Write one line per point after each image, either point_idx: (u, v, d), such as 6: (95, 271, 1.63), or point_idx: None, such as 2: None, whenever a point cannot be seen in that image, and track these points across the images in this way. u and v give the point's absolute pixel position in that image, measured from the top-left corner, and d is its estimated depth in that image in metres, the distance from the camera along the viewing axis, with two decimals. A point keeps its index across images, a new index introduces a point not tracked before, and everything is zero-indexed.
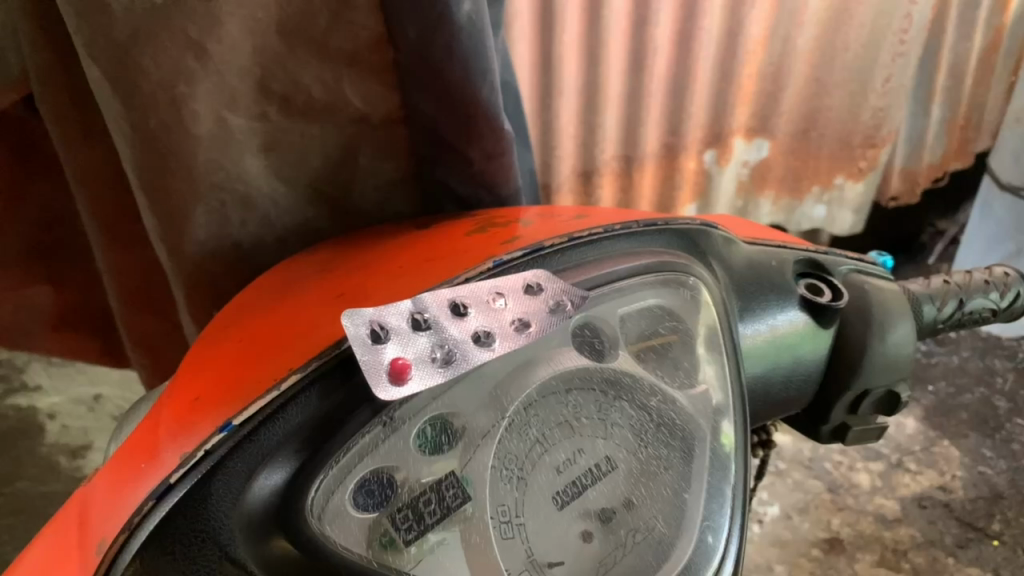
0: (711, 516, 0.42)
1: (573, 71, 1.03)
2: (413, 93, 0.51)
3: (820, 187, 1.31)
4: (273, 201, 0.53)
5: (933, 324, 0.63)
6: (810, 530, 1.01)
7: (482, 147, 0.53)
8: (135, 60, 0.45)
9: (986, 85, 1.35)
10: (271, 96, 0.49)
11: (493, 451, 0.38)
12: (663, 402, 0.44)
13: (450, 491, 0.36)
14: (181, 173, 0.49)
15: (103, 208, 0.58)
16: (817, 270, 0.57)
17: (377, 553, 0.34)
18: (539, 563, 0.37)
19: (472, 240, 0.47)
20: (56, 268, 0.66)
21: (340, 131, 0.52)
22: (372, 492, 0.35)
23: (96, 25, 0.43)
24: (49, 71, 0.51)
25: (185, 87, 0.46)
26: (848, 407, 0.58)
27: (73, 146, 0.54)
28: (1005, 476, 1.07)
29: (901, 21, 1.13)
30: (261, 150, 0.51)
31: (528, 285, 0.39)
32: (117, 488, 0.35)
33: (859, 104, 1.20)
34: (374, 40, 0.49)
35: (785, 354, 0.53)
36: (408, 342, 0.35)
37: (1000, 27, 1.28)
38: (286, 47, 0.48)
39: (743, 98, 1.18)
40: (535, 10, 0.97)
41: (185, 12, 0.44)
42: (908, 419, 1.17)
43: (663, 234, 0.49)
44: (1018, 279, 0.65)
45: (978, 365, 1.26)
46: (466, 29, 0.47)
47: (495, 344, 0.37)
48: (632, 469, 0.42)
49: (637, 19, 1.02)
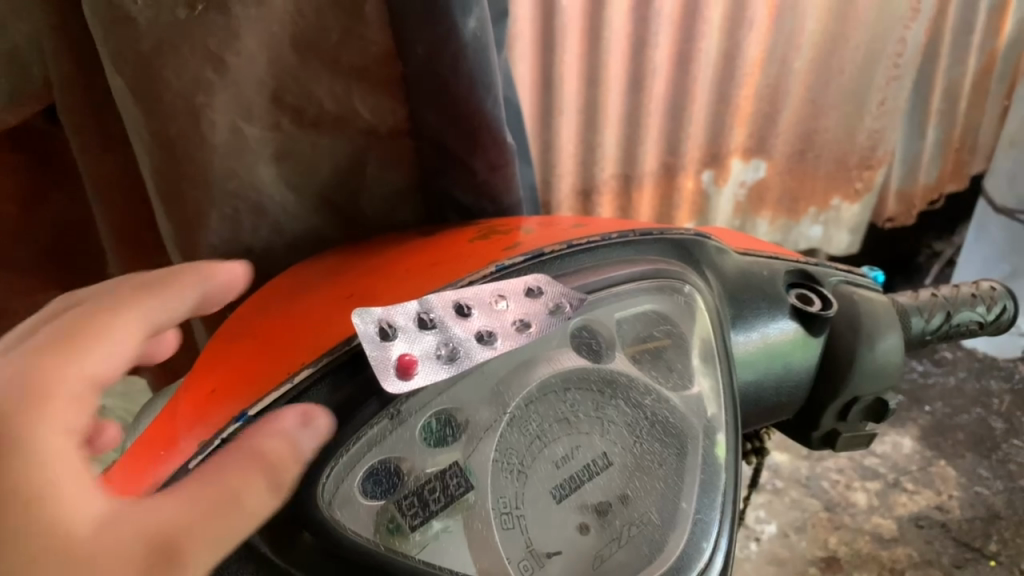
0: (703, 510, 0.44)
1: (572, 91, 1.06)
2: (420, 107, 0.54)
3: (817, 209, 1.34)
4: (284, 208, 0.55)
5: (922, 335, 0.65)
6: (807, 548, 1.02)
7: (486, 159, 0.56)
8: (158, 71, 0.47)
9: (979, 108, 1.37)
10: (284, 107, 0.51)
11: (495, 444, 0.40)
12: (658, 402, 0.46)
13: (454, 481, 0.38)
14: (196, 180, 0.51)
15: (117, 215, 0.60)
16: (807, 281, 0.59)
17: (385, 537, 0.35)
18: (538, 552, 0.39)
19: (475, 246, 0.49)
20: (69, 274, 0.68)
21: (350, 141, 0.55)
22: (381, 480, 0.37)
23: (123, 39, 0.46)
24: (70, 83, 0.53)
25: (204, 97, 0.48)
26: (838, 414, 0.59)
27: (89, 154, 0.56)
28: (1002, 496, 1.08)
29: (895, 45, 1.17)
30: (274, 159, 0.53)
31: (529, 288, 0.42)
32: (136, 475, 0.36)
33: (855, 126, 1.24)
34: (384, 55, 0.51)
35: (776, 361, 0.55)
36: (415, 339, 0.37)
37: (993, 51, 1.31)
38: (300, 60, 0.50)
39: (741, 119, 1.20)
40: (536, 31, 1.00)
41: (206, 27, 0.46)
42: (904, 438, 1.18)
43: (660, 243, 0.51)
44: (1004, 292, 0.67)
45: (975, 386, 1.27)
46: (472, 45, 0.50)
47: (497, 343, 0.39)
48: (627, 463, 0.43)
49: (637, 41, 1.04)
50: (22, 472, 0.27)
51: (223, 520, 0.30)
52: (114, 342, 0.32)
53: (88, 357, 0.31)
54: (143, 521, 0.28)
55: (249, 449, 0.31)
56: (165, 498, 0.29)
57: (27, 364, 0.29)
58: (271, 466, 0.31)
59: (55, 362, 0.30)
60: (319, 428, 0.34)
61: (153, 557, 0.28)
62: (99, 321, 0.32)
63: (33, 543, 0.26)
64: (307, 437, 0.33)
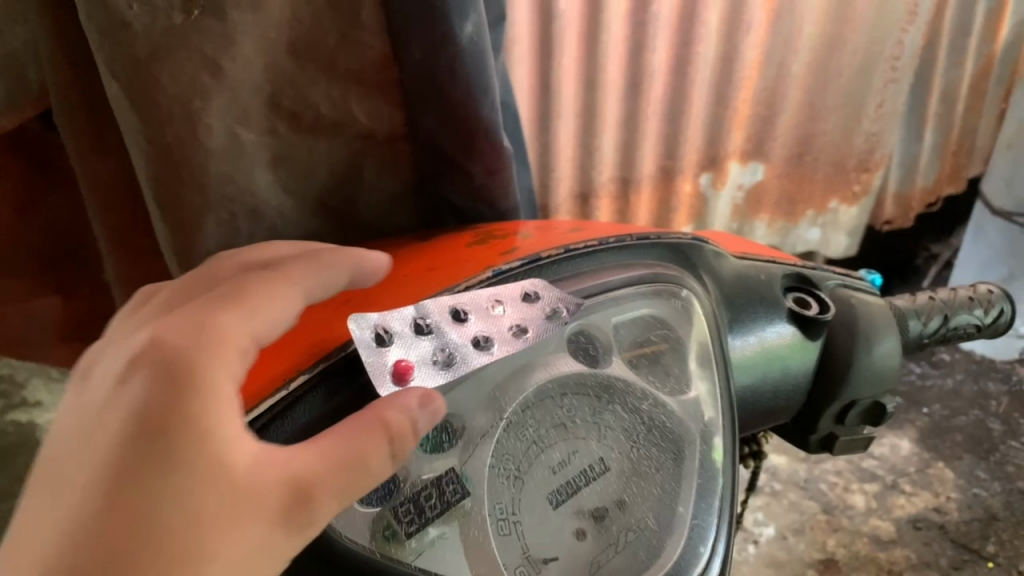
0: (700, 515, 0.44)
1: (570, 94, 1.06)
2: (417, 112, 0.54)
3: (814, 211, 1.34)
4: (281, 212, 0.55)
5: (920, 338, 0.65)
6: (806, 551, 1.02)
7: (483, 163, 0.57)
8: (154, 76, 0.46)
9: (977, 111, 1.38)
10: (281, 112, 0.51)
11: (491, 449, 0.40)
12: (655, 407, 0.46)
13: (450, 487, 0.38)
14: (193, 185, 0.50)
15: (113, 220, 0.59)
16: (805, 284, 0.59)
17: (380, 545, 0.35)
18: (535, 558, 0.39)
19: (472, 251, 0.49)
20: (65, 279, 0.68)
21: (347, 146, 0.55)
22: (376, 487, 0.36)
23: (117, 44, 0.45)
24: (66, 88, 0.53)
25: (201, 102, 0.48)
26: (836, 417, 0.59)
27: (85, 159, 0.56)
28: (1000, 498, 1.08)
29: (892, 48, 1.17)
30: (270, 164, 0.53)
31: (526, 293, 0.42)
32: None
33: (853, 129, 1.24)
34: (380, 59, 0.51)
35: (773, 365, 0.55)
36: (411, 345, 0.38)
37: (990, 54, 1.31)
38: (296, 66, 0.50)
39: (739, 122, 1.20)
40: (534, 34, 1.00)
41: (202, 32, 0.46)
42: (902, 440, 1.18)
43: (657, 247, 0.51)
44: (1001, 295, 0.67)
45: (973, 388, 1.28)
46: (468, 49, 0.51)
47: (494, 348, 0.39)
48: (624, 469, 0.43)
49: (635, 44, 1.04)
50: (200, 404, 0.30)
51: (353, 477, 0.31)
52: (265, 303, 0.35)
53: (253, 315, 0.34)
54: (289, 467, 0.30)
55: (375, 415, 0.33)
56: (308, 448, 0.31)
57: (208, 313, 0.33)
58: (394, 435, 0.32)
59: (228, 315, 0.33)
60: (433, 410, 0.34)
61: (293, 499, 0.30)
62: (263, 285, 0.36)
63: (200, 467, 0.28)
64: (423, 416, 0.34)
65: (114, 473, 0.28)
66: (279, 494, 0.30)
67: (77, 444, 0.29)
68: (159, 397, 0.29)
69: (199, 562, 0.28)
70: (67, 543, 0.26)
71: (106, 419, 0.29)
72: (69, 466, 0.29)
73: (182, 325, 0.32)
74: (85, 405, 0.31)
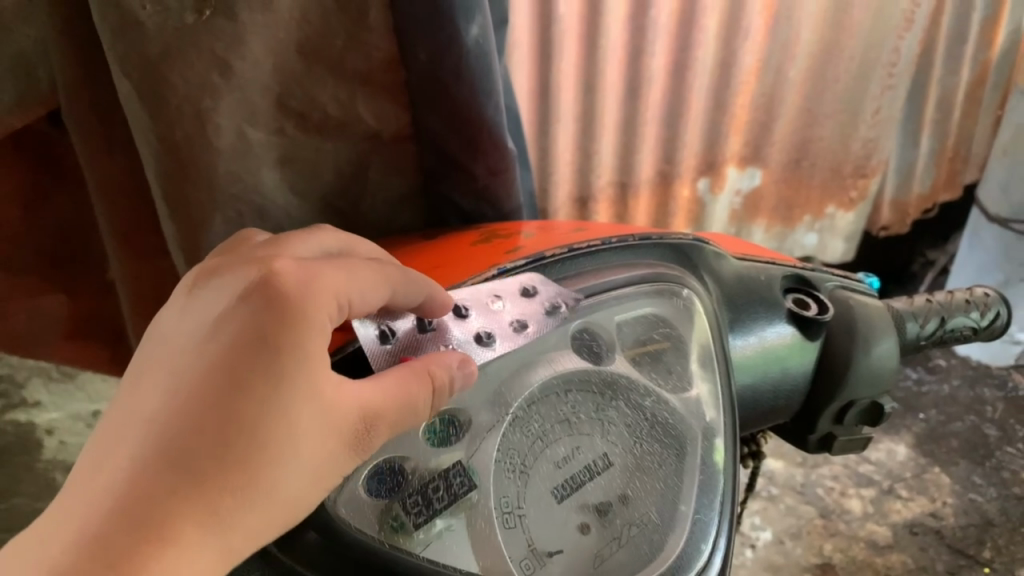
0: (702, 510, 0.45)
1: (569, 99, 1.07)
2: (423, 113, 0.55)
3: (811, 216, 1.35)
4: (287, 212, 0.55)
5: (917, 340, 0.65)
6: (803, 555, 1.03)
7: (486, 163, 0.57)
8: (165, 75, 0.47)
9: (973, 118, 1.39)
10: (289, 112, 0.52)
11: (497, 443, 0.40)
12: (657, 403, 0.47)
13: (458, 479, 0.39)
14: (202, 185, 0.51)
15: (118, 219, 0.60)
16: (804, 285, 0.59)
17: (389, 535, 0.36)
18: (540, 551, 0.40)
19: (477, 250, 0.50)
20: (69, 278, 0.69)
21: (353, 147, 0.56)
22: (384, 479, 0.37)
23: (129, 42, 0.45)
24: (75, 86, 0.53)
25: (210, 101, 0.48)
26: (834, 417, 0.60)
27: (92, 157, 0.57)
28: (996, 503, 1.09)
29: (889, 55, 1.18)
30: (278, 163, 0.53)
31: (524, 288, 0.44)
32: None
33: (850, 135, 1.25)
34: (387, 60, 0.52)
35: (773, 364, 0.55)
36: (414, 343, 0.39)
37: (986, 61, 1.32)
38: (304, 66, 0.51)
39: (736, 128, 1.21)
40: (534, 38, 1.01)
41: (213, 32, 0.46)
42: (899, 445, 1.19)
43: (658, 247, 0.52)
44: (997, 299, 0.67)
45: (969, 394, 1.28)
46: (473, 51, 0.51)
47: (496, 344, 0.41)
48: (628, 464, 0.44)
49: (633, 50, 1.05)
50: (305, 340, 0.31)
51: (406, 416, 0.34)
52: (354, 267, 0.35)
53: (348, 274, 0.35)
54: (361, 401, 0.33)
55: (423, 365, 0.36)
56: (375, 383, 0.34)
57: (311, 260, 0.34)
58: (437, 388, 0.36)
59: (329, 267, 0.34)
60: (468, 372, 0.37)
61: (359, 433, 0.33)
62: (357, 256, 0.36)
63: (294, 392, 0.31)
64: (459, 374, 0.37)
65: (226, 378, 0.30)
66: (352, 421, 0.33)
67: (190, 342, 0.32)
68: (271, 324, 0.31)
69: (279, 470, 0.31)
70: (174, 434, 0.29)
71: (221, 327, 0.31)
72: (185, 359, 0.31)
73: (288, 266, 0.33)
74: (191, 313, 0.33)
